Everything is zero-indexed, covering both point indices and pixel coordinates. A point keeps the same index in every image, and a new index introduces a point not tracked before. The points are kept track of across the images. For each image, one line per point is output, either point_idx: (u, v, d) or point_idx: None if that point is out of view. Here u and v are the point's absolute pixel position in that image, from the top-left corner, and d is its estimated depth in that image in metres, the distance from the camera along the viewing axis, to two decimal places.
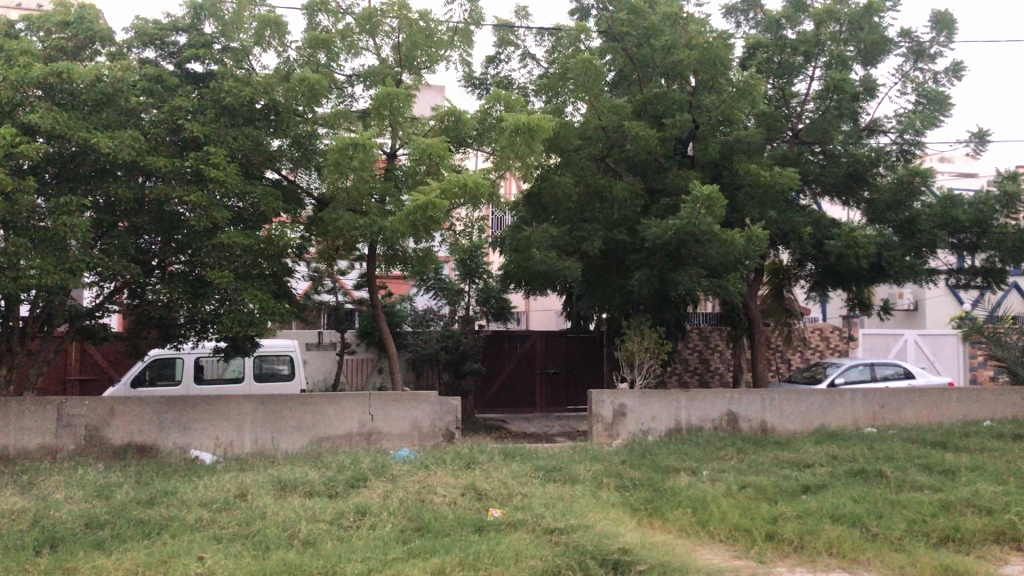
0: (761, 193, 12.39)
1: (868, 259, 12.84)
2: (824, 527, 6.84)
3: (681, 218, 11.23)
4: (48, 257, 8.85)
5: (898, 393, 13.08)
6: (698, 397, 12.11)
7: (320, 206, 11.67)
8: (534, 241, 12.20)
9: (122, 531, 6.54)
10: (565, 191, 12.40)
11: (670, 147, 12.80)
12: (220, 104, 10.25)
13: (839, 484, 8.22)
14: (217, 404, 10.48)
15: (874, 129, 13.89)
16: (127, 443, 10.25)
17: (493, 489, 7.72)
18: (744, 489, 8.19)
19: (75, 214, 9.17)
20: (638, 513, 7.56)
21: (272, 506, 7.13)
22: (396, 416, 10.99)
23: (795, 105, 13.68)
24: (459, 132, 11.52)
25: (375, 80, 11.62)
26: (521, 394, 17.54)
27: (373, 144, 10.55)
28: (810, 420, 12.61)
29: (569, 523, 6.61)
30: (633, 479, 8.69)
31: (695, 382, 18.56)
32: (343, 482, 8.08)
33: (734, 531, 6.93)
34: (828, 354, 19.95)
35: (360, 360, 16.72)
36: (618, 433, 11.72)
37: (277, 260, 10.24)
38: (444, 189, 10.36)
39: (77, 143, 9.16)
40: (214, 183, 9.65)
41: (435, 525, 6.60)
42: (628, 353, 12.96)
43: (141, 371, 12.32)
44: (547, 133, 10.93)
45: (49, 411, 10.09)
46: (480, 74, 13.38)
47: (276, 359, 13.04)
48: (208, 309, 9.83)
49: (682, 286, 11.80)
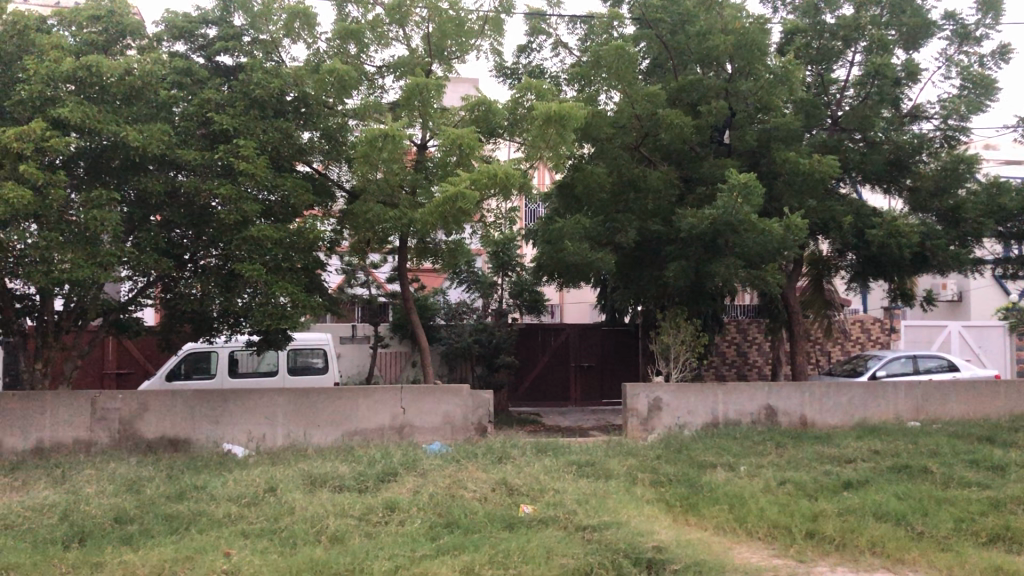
0: (799, 182, 12.10)
1: (911, 249, 12.50)
2: (866, 525, 6.61)
3: (718, 208, 10.99)
4: (79, 251, 8.82)
5: (942, 386, 12.72)
6: (735, 391, 11.87)
7: (351, 199, 11.61)
8: (566, 233, 12.04)
9: (150, 527, 6.48)
10: (598, 181, 12.21)
11: (706, 135, 12.55)
12: (249, 96, 10.18)
13: (882, 481, 7.96)
14: (249, 398, 10.44)
15: (916, 115, 13.49)
16: (160, 437, 10.24)
17: (525, 484, 7.57)
18: (783, 486, 7.96)
19: (105, 207, 9.13)
20: (673, 510, 7.36)
21: (300, 501, 7.05)
22: (427, 409, 10.88)
23: (835, 91, 13.34)
24: (490, 122, 11.37)
25: (405, 71, 11.51)
26: (555, 387, 17.39)
27: (402, 135, 10.44)
28: (850, 414, 12.30)
29: (602, 520, 6.44)
30: (668, 475, 8.49)
31: (732, 375, 18.27)
32: (373, 477, 7.98)
33: (773, 528, 6.72)
34: (870, 347, 19.52)
35: (394, 353, 16.67)
36: (653, 427, 11.53)
37: (308, 253, 10.13)
38: (475, 180, 10.21)
39: (107, 136, 9.13)
40: (245, 177, 9.58)
41: (464, 522, 6.46)
42: (664, 346, 12.75)
43: (176, 365, 12.35)
44: (579, 122, 10.73)
45: (83, 405, 10.13)
46: (512, 63, 13.23)
47: (310, 352, 13.00)
48: (240, 303, 9.72)
49: (719, 278, 11.53)
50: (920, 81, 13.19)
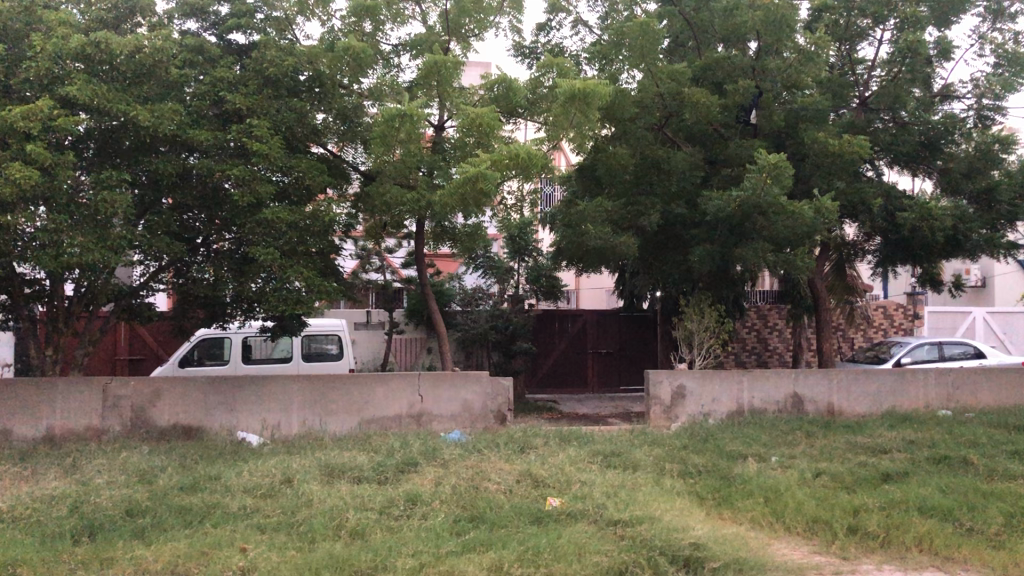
0: (828, 163, 11.75)
1: (943, 232, 12.13)
2: (912, 520, 6.30)
3: (746, 190, 10.65)
4: (89, 234, 8.55)
5: (974, 372, 12.38)
6: (762, 378, 11.55)
7: (367, 181, 11.33)
8: (587, 216, 11.74)
9: (163, 519, 6.23)
10: (621, 162, 11.87)
11: (733, 115, 12.19)
12: (263, 74, 9.86)
13: (922, 472, 7.63)
14: (264, 385, 10.19)
15: (947, 95, 13.02)
16: (173, 425, 10.00)
17: (551, 475, 7.28)
18: (818, 478, 7.65)
19: (115, 189, 8.86)
20: (705, 502, 7.08)
21: (318, 493, 6.80)
22: (446, 397, 10.60)
23: (863, 70, 12.95)
24: (511, 101, 11.05)
25: (422, 49, 11.17)
26: (573, 374, 17.10)
27: (420, 115, 10.14)
28: (879, 402, 11.96)
29: (635, 515, 6.16)
30: (698, 465, 8.20)
31: (752, 362, 17.93)
32: (392, 467, 7.70)
33: (813, 523, 6.42)
34: (893, 333, 19.09)
35: (409, 340, 16.39)
36: (676, 415, 11.22)
37: (324, 237, 9.84)
38: (495, 161, 9.89)
39: (117, 116, 8.86)
40: (258, 157, 9.29)
41: (490, 515, 6.19)
42: (687, 333, 12.42)
43: (190, 351, 12.13)
44: (604, 100, 10.39)
45: (95, 392, 9.90)
46: (530, 42, 12.88)
47: (324, 338, 12.75)
48: (254, 288, 9.40)
49: (746, 262, 11.18)
50: (952, 59, 12.76)
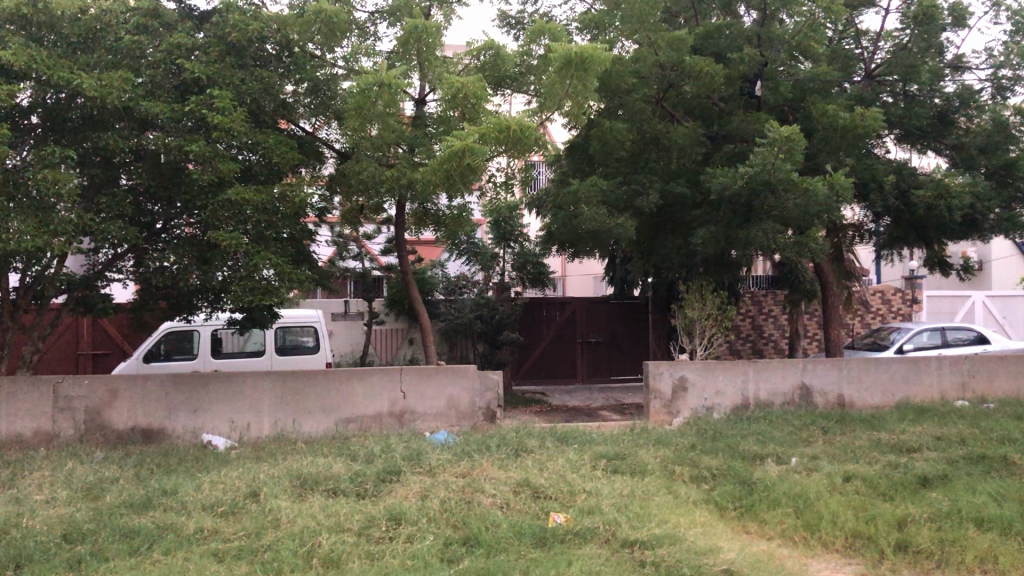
0: (838, 137, 10.96)
1: (961, 211, 11.39)
2: (967, 534, 5.55)
3: (754, 165, 9.86)
4: (30, 218, 7.55)
5: (989, 360, 11.68)
6: (767, 369, 10.74)
7: (343, 160, 10.41)
8: (582, 196, 10.85)
9: (104, 546, 5.35)
10: (618, 137, 11.03)
11: (735, 87, 11.39)
12: (225, 41, 8.84)
13: (965, 476, 6.86)
14: (231, 383, 9.29)
15: (959, 66, 12.25)
16: (131, 428, 9.07)
17: (552, 486, 6.45)
18: (848, 483, 6.87)
19: (59, 167, 7.88)
20: (726, 513, 6.30)
21: (288, 511, 5.94)
22: (430, 393, 9.74)
23: (867, 43, 12.18)
24: (499, 70, 10.22)
25: (400, 16, 10.29)
26: (561, 364, 16.27)
27: (400, 84, 9.31)
28: (891, 393, 11.20)
29: (652, 534, 5.37)
30: (711, 468, 7.41)
31: (748, 350, 17.18)
32: (372, 477, 6.84)
33: (854, 538, 5.65)
34: (891, 319, 18.38)
35: (390, 330, 15.50)
36: (678, 410, 10.39)
37: (295, 221, 8.80)
38: (483, 134, 9.02)
39: (59, 85, 7.94)
40: (220, 131, 8.30)
41: (485, 537, 5.35)
42: (687, 321, 11.60)
43: (155, 346, 11.22)
44: (602, 66, 9.51)
45: (45, 392, 8.97)
46: (517, 12, 12.06)
47: (301, 330, 11.85)
48: (219, 278, 8.45)
49: (754, 243, 10.36)
50: (966, 27, 11.95)
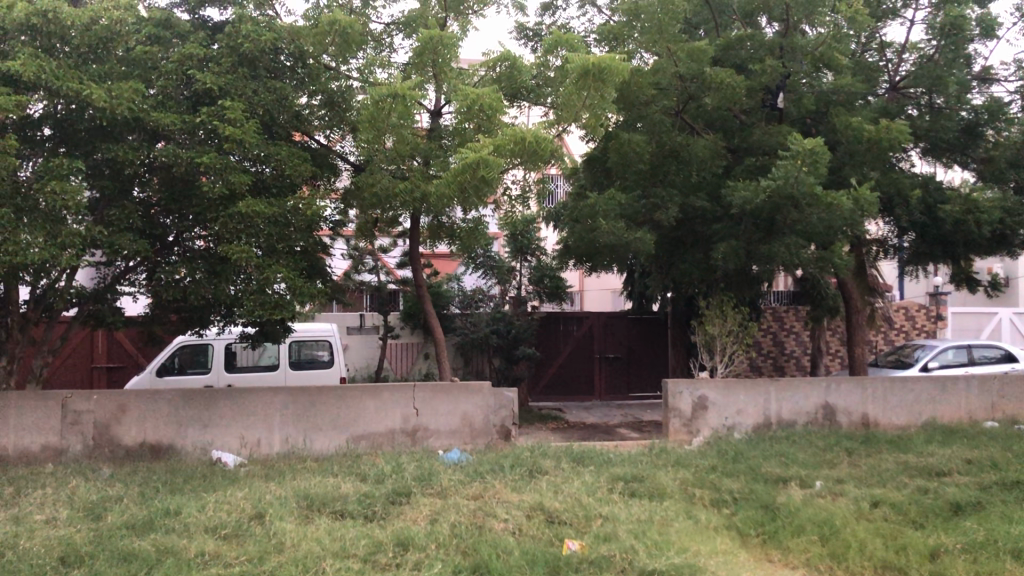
0: (863, 150, 10.71)
1: (990, 226, 11.08)
2: (1005, 568, 5.26)
3: (776, 178, 9.62)
4: (38, 230, 7.40)
5: (1020, 379, 11.33)
6: (790, 388, 10.46)
7: (357, 172, 10.25)
8: (600, 210, 10.64)
9: (101, 570, 5.16)
10: (636, 149, 10.82)
11: (756, 99, 11.17)
12: (237, 51, 8.68)
13: (1000, 503, 6.57)
14: (241, 398, 9.12)
15: (987, 78, 11.97)
16: (141, 444, 8.91)
17: (567, 510, 6.22)
18: (877, 509, 6.59)
19: (68, 179, 7.73)
20: (748, 540, 6.05)
21: (293, 534, 5.74)
22: (443, 410, 9.53)
23: (891, 55, 11.93)
24: (515, 82, 10.06)
25: (416, 27, 10.14)
26: (579, 380, 16.02)
27: (415, 95, 9.16)
28: (918, 413, 10.87)
29: (671, 563, 5.12)
30: (732, 492, 7.14)
31: (768, 367, 16.86)
32: (381, 499, 6.63)
33: (883, 570, 5.38)
34: (915, 336, 18.01)
35: (405, 344, 15.31)
36: (698, 429, 10.12)
37: (307, 234, 8.63)
38: (499, 146, 8.84)
39: (69, 96, 7.81)
40: (231, 143, 8.14)
41: (495, 564, 5.13)
42: (707, 338, 11.34)
43: (168, 360, 11.08)
44: (621, 77, 9.32)
45: (53, 406, 8.82)
46: (534, 24, 11.91)
47: (315, 344, 11.67)
48: (230, 291, 8.28)
49: (776, 258, 10.11)
50: (994, 38, 11.68)
